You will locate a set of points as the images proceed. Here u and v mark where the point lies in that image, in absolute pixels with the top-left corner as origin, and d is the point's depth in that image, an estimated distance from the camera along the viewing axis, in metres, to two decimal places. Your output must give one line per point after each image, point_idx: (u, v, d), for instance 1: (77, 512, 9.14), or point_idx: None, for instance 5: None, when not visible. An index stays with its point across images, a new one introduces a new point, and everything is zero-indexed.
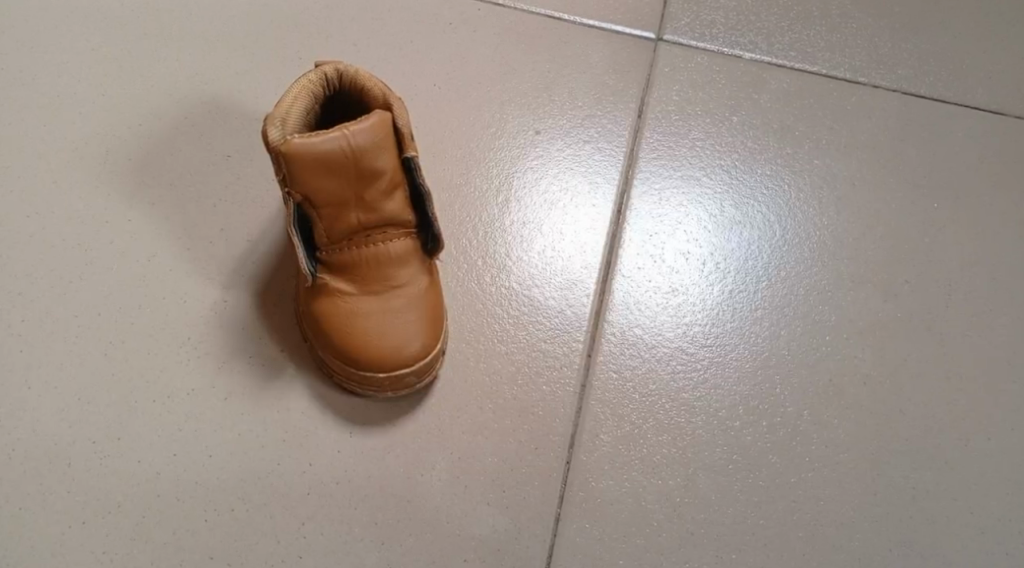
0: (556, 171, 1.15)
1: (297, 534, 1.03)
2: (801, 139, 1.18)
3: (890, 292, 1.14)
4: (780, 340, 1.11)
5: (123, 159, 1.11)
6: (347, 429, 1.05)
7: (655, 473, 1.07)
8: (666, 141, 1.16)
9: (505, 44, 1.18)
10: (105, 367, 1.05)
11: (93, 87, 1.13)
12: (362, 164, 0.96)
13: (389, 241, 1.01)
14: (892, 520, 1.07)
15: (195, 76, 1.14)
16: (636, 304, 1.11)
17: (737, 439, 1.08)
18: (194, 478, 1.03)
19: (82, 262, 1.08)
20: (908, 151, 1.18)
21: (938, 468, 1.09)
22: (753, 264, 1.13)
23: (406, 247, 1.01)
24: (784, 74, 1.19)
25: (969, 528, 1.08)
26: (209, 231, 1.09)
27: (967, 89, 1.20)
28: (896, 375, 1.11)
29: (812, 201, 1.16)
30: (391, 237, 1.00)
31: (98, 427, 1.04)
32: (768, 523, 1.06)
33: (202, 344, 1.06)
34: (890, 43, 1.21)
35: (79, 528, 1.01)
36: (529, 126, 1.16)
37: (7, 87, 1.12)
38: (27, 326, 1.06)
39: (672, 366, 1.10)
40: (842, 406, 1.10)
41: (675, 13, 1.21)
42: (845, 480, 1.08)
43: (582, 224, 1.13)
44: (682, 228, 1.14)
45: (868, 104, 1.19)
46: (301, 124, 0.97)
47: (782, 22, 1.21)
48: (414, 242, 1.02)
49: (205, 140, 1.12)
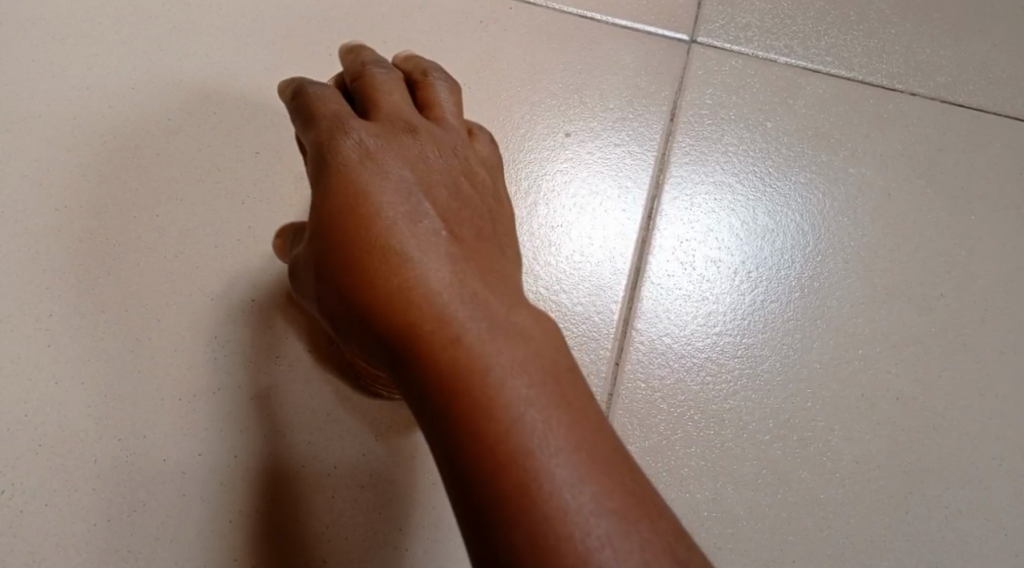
0: (586, 174, 1.12)
1: (321, 538, 1.03)
2: (836, 147, 1.15)
3: (925, 306, 1.11)
4: (812, 352, 1.09)
5: (150, 153, 1.09)
6: (371, 435, 1.05)
7: (682, 486, 1.05)
8: (697, 146, 1.14)
9: (537, 42, 1.15)
10: (129, 365, 1.04)
11: (126, 81, 1.11)
12: (302, 81, 0.93)
13: (387, 95, 0.93)
14: (923, 539, 1.06)
15: (223, 69, 1.12)
16: (665, 312, 1.09)
17: (767, 453, 1.07)
18: (219, 479, 1.03)
19: (109, 257, 1.06)
20: (945, 161, 1.16)
21: (971, 487, 1.07)
22: (785, 273, 1.11)
23: (434, 99, 0.95)
24: (820, 79, 1.17)
25: (1002, 549, 1.06)
26: (236, 230, 1.08)
27: (1007, 99, 1.18)
28: (929, 389, 1.09)
29: (846, 211, 1.14)
30: (391, 91, 0.93)
31: (123, 426, 1.03)
32: (796, 539, 1.05)
33: (227, 343, 1.05)
34: (929, 50, 1.19)
35: (103, 527, 1.01)
36: (558, 128, 1.13)
37: (35, 76, 1.10)
38: (52, 321, 1.04)
39: (701, 377, 1.08)
40: (873, 422, 1.08)
41: (709, 15, 1.18)
42: (875, 497, 1.06)
43: (611, 230, 1.11)
44: (713, 236, 1.11)
45: (905, 112, 1.17)
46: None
47: (818, 26, 1.19)
48: (442, 98, 0.95)
49: (233, 137, 1.10)
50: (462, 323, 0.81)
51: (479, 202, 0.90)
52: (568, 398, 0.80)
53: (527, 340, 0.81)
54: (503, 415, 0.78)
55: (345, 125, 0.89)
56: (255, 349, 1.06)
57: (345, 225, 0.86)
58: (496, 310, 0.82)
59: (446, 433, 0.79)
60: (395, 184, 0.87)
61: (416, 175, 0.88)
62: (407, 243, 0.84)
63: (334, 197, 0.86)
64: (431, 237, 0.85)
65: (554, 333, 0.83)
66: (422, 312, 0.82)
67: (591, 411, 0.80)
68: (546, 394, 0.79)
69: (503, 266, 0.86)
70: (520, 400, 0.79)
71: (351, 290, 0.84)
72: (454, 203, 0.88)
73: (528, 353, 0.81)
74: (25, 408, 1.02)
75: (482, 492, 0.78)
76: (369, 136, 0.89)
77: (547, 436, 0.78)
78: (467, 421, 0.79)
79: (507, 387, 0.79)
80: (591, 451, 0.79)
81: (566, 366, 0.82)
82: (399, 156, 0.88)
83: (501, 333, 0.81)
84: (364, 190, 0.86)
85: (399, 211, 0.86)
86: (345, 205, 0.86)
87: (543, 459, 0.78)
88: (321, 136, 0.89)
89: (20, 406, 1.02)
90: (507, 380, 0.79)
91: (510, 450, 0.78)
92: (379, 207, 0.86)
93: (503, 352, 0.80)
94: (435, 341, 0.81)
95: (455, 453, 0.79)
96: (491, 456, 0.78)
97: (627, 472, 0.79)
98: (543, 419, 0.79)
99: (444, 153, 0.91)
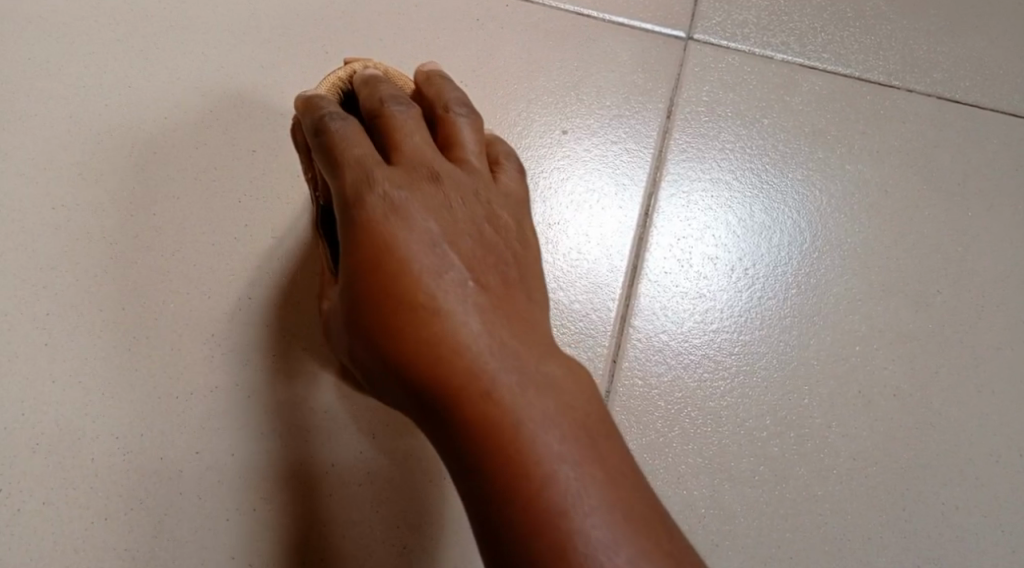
0: (582, 171, 1.12)
1: (319, 536, 1.03)
2: (833, 144, 1.16)
3: (922, 302, 1.12)
4: (808, 348, 1.09)
5: (147, 151, 1.09)
6: (368, 433, 1.05)
7: (679, 482, 1.05)
8: (695, 143, 1.14)
9: (534, 40, 1.15)
10: (127, 364, 1.04)
11: (123, 79, 1.10)
12: (324, 118, 0.91)
13: (409, 135, 0.91)
14: (919, 534, 1.06)
15: (219, 67, 1.12)
16: (662, 309, 1.09)
17: (764, 449, 1.07)
18: (217, 477, 1.03)
19: (106, 256, 1.06)
20: (942, 157, 1.16)
21: (968, 482, 1.07)
22: (782, 270, 1.11)
23: (456, 134, 0.93)
24: (817, 76, 1.17)
25: (999, 545, 1.06)
26: (232, 228, 1.08)
27: (1003, 95, 1.18)
28: (926, 386, 1.10)
29: (843, 208, 1.14)
30: (413, 131, 0.92)
31: (121, 424, 1.03)
32: (794, 535, 1.05)
33: (225, 341, 1.05)
34: (926, 46, 1.19)
35: (101, 526, 1.01)
36: (555, 126, 1.13)
37: (32, 74, 1.10)
38: (49, 320, 1.04)
39: (699, 373, 1.08)
40: (869, 418, 1.08)
41: (706, 12, 1.18)
42: (872, 493, 1.07)
43: (608, 228, 1.11)
44: (710, 233, 1.11)
45: (902, 108, 1.17)
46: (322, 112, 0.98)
47: (815, 22, 1.19)
48: (466, 135, 0.94)
49: (229, 134, 1.10)
50: (496, 382, 0.84)
51: (505, 247, 0.91)
52: (597, 449, 0.83)
53: (558, 395, 0.84)
54: (536, 471, 0.82)
55: (372, 177, 0.89)
56: (253, 348, 1.05)
57: (377, 284, 0.87)
58: (525, 360, 0.85)
59: (483, 488, 0.83)
60: (424, 240, 0.88)
61: (443, 227, 0.89)
62: (438, 301, 0.86)
63: (364, 255, 0.87)
64: (462, 292, 0.87)
65: (582, 380, 0.86)
66: (457, 371, 0.84)
67: (618, 459, 0.84)
68: (577, 447, 0.83)
69: (531, 311, 0.89)
70: (554, 456, 0.82)
71: (385, 347, 0.86)
72: (480, 251, 0.89)
73: (561, 409, 0.84)
74: (23, 407, 1.02)
75: (518, 546, 0.81)
76: (396, 188, 0.89)
77: (580, 491, 0.81)
78: (503, 477, 0.82)
79: (542, 445, 0.82)
80: (621, 501, 0.82)
81: (595, 418, 0.85)
82: (426, 209, 0.89)
83: (532, 389, 0.84)
84: (394, 249, 0.87)
85: (428, 269, 0.87)
86: (378, 264, 0.87)
87: (577, 517, 0.81)
88: (348, 190, 0.89)
89: (18, 404, 1.02)
90: (540, 435, 0.83)
91: (544, 506, 0.81)
92: (410, 265, 0.87)
93: (534, 405, 0.83)
94: (468, 399, 0.84)
95: (492, 507, 0.82)
96: (526, 511, 0.81)
97: (642, 502, 0.82)
98: (576, 474, 0.82)
99: (469, 199, 0.91)
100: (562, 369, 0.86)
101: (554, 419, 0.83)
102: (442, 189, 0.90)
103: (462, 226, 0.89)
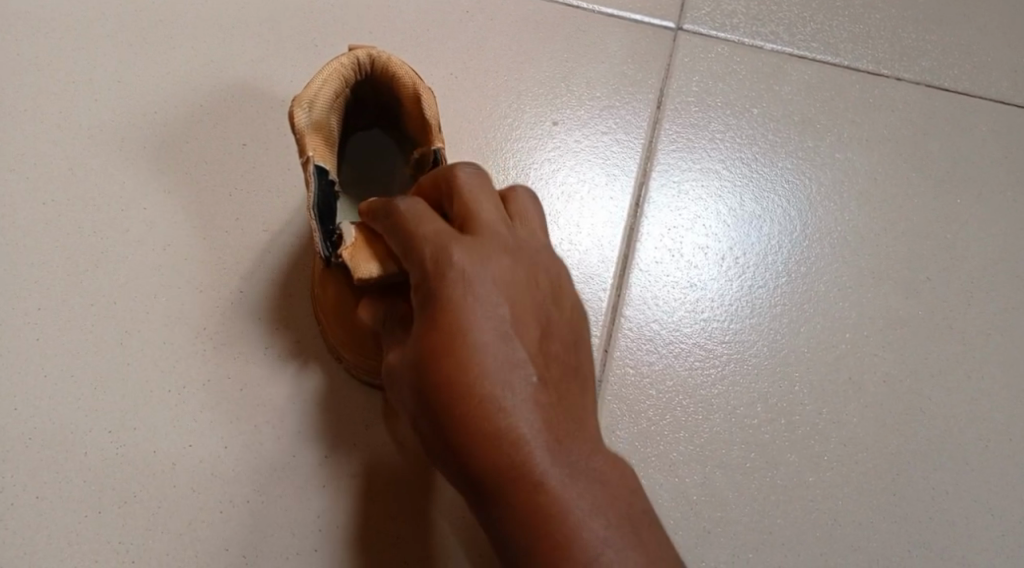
0: (572, 161, 1.12)
1: (310, 527, 1.02)
2: (822, 133, 1.16)
3: (912, 290, 1.12)
4: (798, 337, 1.10)
5: (138, 146, 1.09)
6: (361, 422, 1.05)
7: (671, 470, 1.05)
8: (683, 131, 1.14)
9: (523, 32, 1.16)
10: (118, 357, 1.04)
11: (112, 74, 1.10)
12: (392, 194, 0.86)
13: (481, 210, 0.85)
14: (910, 519, 1.06)
15: (209, 61, 1.12)
16: (654, 300, 1.09)
17: (756, 436, 1.07)
18: (210, 469, 1.03)
19: (97, 250, 1.06)
20: (930, 145, 1.16)
21: (957, 467, 1.08)
22: (772, 259, 1.12)
23: (521, 212, 0.88)
24: (805, 65, 1.18)
25: (989, 529, 1.07)
26: (222, 222, 1.08)
27: (991, 82, 1.19)
28: (915, 373, 1.10)
29: (832, 196, 1.14)
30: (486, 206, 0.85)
31: (113, 418, 1.03)
32: (785, 522, 1.05)
33: (216, 334, 1.05)
34: (914, 35, 1.20)
35: (94, 519, 1.01)
36: (545, 117, 1.13)
37: (21, 71, 1.10)
38: (41, 315, 1.04)
39: (690, 362, 1.08)
40: (860, 405, 1.09)
41: (696, 2, 1.19)
42: (862, 479, 1.07)
43: (599, 218, 1.11)
44: (701, 222, 1.12)
45: (891, 97, 1.17)
46: (330, 111, 0.93)
47: (804, 12, 1.20)
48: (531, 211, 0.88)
49: (219, 128, 1.10)
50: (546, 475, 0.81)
51: (570, 333, 0.85)
52: (614, 500, 0.82)
53: (603, 485, 0.82)
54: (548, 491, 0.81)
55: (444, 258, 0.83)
56: (245, 341, 1.05)
57: (440, 371, 0.82)
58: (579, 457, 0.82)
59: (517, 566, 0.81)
60: (496, 325, 0.82)
61: (514, 313, 0.83)
62: (502, 393, 0.81)
63: (431, 340, 0.82)
64: (524, 380, 0.82)
65: (625, 474, 0.84)
66: (512, 463, 0.81)
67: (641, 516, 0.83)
68: (619, 537, 0.81)
69: (591, 402, 0.85)
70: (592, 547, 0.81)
71: (439, 429, 0.82)
72: (547, 338, 0.84)
73: (602, 502, 0.82)
74: (15, 401, 1.02)
75: None
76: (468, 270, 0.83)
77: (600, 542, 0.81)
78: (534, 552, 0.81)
79: (582, 535, 0.81)
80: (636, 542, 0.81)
81: (630, 501, 0.83)
82: (499, 291, 0.83)
83: (582, 480, 0.82)
84: (464, 338, 0.82)
85: (495, 359, 0.82)
86: (446, 351, 0.82)
87: None
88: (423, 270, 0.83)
89: (9, 398, 1.02)
90: (584, 526, 0.81)
91: None
92: (477, 353, 0.82)
93: (579, 499, 0.81)
94: (522, 491, 0.81)
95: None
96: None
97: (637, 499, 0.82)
98: None
99: (541, 279, 0.85)
100: (608, 462, 0.83)
101: (596, 506, 0.82)
102: (513, 269, 0.84)
103: (531, 312, 0.84)
